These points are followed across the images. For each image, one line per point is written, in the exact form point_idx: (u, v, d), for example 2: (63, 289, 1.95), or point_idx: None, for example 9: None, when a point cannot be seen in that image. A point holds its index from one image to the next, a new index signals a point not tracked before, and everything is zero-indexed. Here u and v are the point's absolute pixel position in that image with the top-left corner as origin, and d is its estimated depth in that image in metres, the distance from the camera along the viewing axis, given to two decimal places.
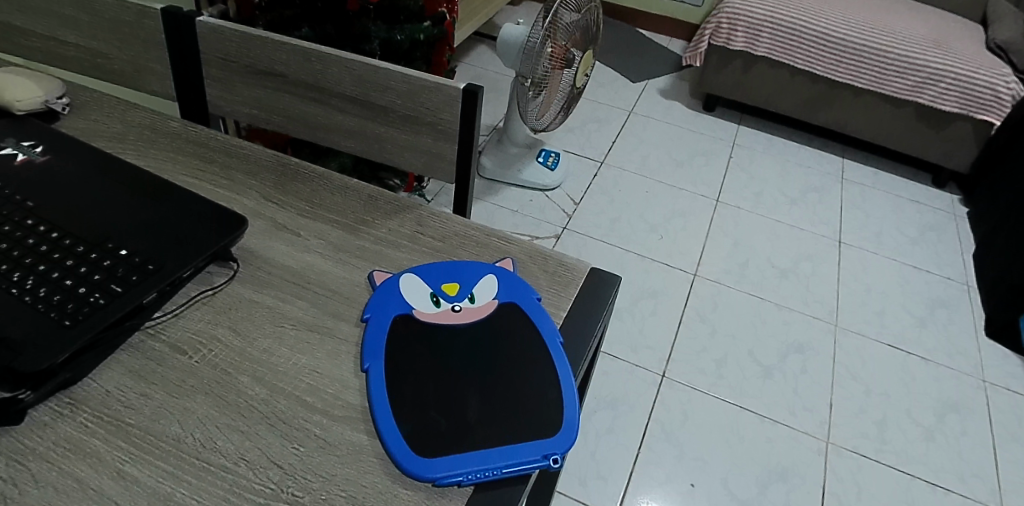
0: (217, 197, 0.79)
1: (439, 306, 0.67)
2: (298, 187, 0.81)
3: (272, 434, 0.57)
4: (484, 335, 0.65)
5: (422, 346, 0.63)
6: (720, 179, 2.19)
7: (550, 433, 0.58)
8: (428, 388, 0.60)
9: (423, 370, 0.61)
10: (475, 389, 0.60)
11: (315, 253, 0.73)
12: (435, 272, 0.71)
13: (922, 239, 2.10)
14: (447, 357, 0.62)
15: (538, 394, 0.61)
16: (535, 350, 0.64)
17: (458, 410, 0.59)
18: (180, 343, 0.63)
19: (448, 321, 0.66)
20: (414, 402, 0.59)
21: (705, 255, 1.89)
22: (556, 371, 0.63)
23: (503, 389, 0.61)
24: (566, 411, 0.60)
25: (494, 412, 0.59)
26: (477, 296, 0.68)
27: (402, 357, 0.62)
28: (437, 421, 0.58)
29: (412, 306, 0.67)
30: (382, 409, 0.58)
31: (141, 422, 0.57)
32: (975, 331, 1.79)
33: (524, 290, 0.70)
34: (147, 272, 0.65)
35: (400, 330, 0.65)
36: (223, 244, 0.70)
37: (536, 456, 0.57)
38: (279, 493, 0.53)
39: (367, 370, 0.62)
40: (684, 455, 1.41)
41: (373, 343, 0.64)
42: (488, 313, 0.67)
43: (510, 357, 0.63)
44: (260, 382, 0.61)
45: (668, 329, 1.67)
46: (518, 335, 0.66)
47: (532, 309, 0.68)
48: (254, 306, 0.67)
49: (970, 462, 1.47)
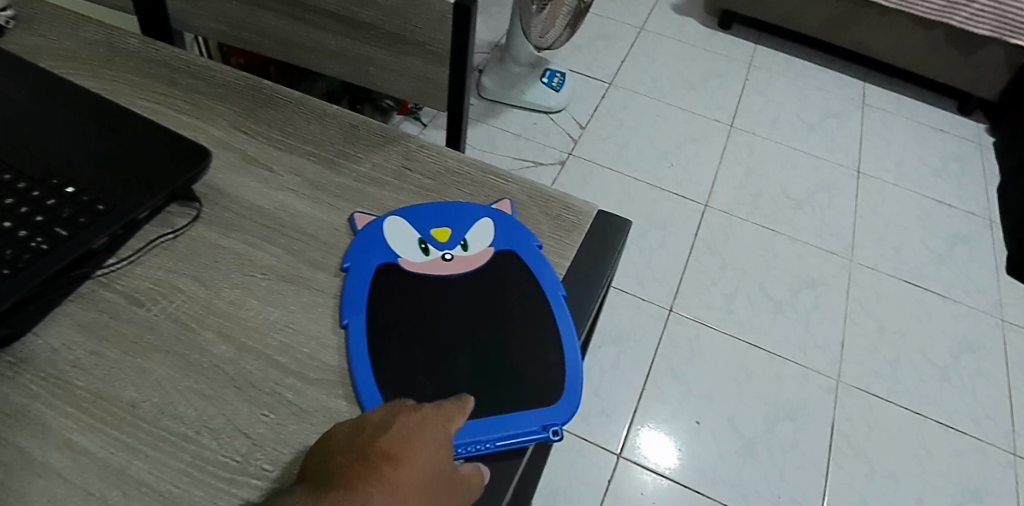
0: (180, 124, 0.70)
1: (428, 254, 0.60)
2: (271, 114, 0.72)
3: (239, 400, 0.51)
4: (480, 289, 0.58)
5: (408, 301, 0.57)
6: (735, 103, 2.07)
7: (550, 402, 0.53)
8: (414, 350, 0.54)
9: (406, 328, 0.55)
10: (466, 353, 0.54)
11: (290, 191, 0.65)
12: (425, 214, 0.63)
13: (945, 170, 2.00)
14: (437, 315, 0.56)
15: (538, 356, 0.55)
16: (535, 307, 0.58)
17: (447, 375, 0.53)
18: (137, 292, 0.57)
19: (438, 272, 0.59)
20: (397, 364, 0.53)
21: (717, 185, 1.79)
22: (557, 330, 0.57)
23: (498, 350, 0.55)
24: (568, 376, 0.54)
25: (485, 379, 0.53)
26: (470, 243, 0.61)
27: (386, 313, 0.56)
28: (424, 388, 0.52)
29: (397, 253, 0.60)
30: (362, 373, 0.53)
31: (92, 385, 0.51)
32: (996, 267, 1.72)
33: (525, 234, 0.62)
34: (98, 212, 0.58)
35: (385, 282, 0.58)
36: (184, 181, 0.62)
37: (534, 428, 0.51)
38: (246, 468, 0.48)
39: (346, 327, 0.55)
40: (691, 392, 1.37)
41: (353, 298, 0.57)
42: (484, 261, 0.60)
43: (507, 314, 0.57)
44: (226, 339, 0.55)
45: (677, 261, 1.60)
46: (517, 288, 0.59)
47: (532, 256, 0.61)
48: (221, 253, 0.60)
49: (984, 402, 1.43)
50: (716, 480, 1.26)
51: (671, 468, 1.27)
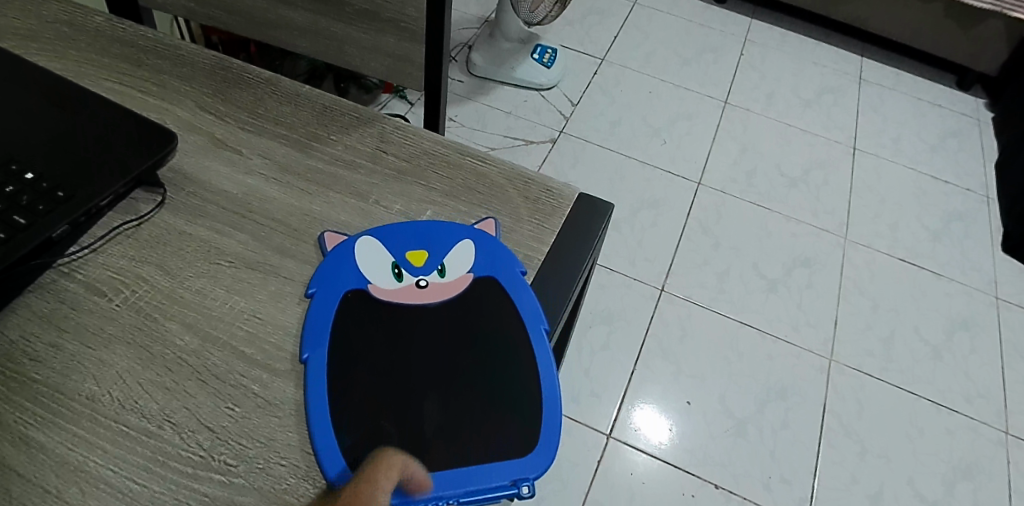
0: (146, 107, 0.68)
1: (401, 280, 0.57)
2: (240, 95, 0.70)
3: (203, 392, 0.50)
4: (455, 321, 0.55)
5: (377, 334, 0.54)
6: (730, 78, 2.03)
7: (523, 451, 0.50)
8: (381, 389, 0.51)
9: (374, 364, 0.52)
10: (435, 394, 0.51)
11: (258, 176, 0.63)
12: (400, 234, 0.60)
13: (942, 146, 1.97)
14: (407, 351, 0.53)
15: (514, 399, 0.53)
16: (512, 342, 0.55)
17: (415, 420, 0.50)
18: (98, 282, 0.55)
19: (412, 301, 0.56)
20: (361, 405, 0.50)
21: (711, 163, 1.76)
22: (536, 370, 0.54)
23: (471, 393, 0.52)
24: (544, 422, 0.52)
25: (454, 425, 0.50)
26: (448, 269, 0.58)
27: (353, 347, 0.53)
28: (387, 432, 0.49)
29: (368, 279, 0.57)
30: (320, 413, 0.49)
31: (50, 378, 0.49)
32: (992, 245, 1.71)
33: (507, 259, 0.59)
34: (56, 199, 0.55)
35: (353, 311, 0.55)
36: (149, 166, 0.60)
37: (504, 482, 0.49)
38: (209, 463, 0.47)
39: (307, 361, 0.52)
40: (682, 371, 1.37)
41: (316, 328, 0.54)
42: (461, 291, 0.57)
43: (481, 352, 0.54)
44: (191, 329, 0.53)
45: (668, 240, 1.58)
46: (494, 321, 0.56)
47: (514, 284, 0.58)
48: (186, 240, 0.58)
49: (977, 381, 1.43)
50: (706, 460, 1.26)
51: (661, 447, 1.26)
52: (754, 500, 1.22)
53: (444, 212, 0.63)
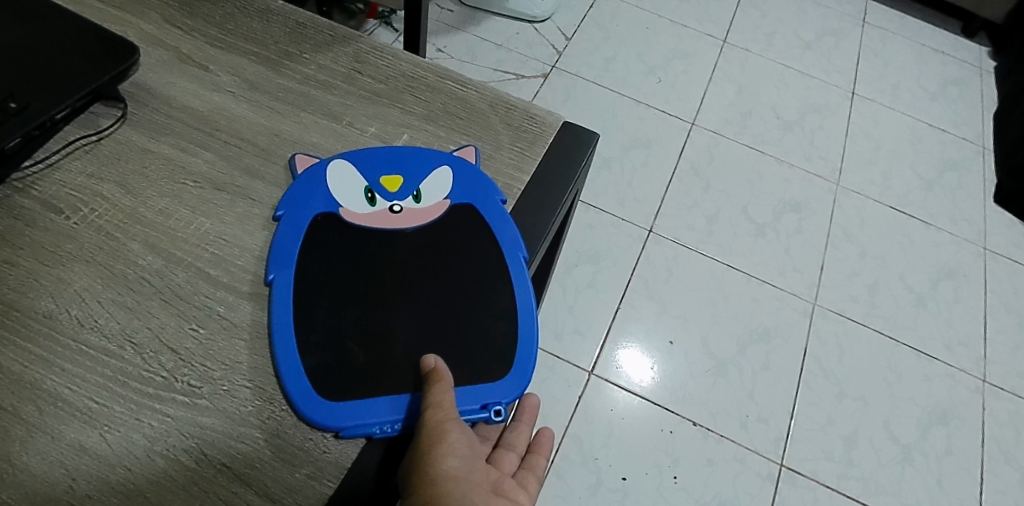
0: (106, 17, 0.64)
1: (374, 205, 0.55)
2: (207, 8, 0.66)
3: (166, 313, 0.49)
4: (430, 247, 0.54)
5: (346, 259, 0.52)
6: (730, 16, 1.97)
7: (495, 377, 0.50)
8: (348, 312, 0.50)
9: (341, 288, 0.51)
10: (406, 319, 0.50)
11: (227, 93, 0.60)
12: (375, 158, 0.57)
13: (942, 94, 1.93)
14: (378, 276, 0.51)
15: (489, 327, 0.52)
16: (490, 271, 0.54)
17: (382, 344, 0.49)
18: (55, 199, 0.52)
19: (385, 226, 0.54)
20: (327, 329, 0.49)
21: (706, 104, 1.72)
22: (513, 298, 0.53)
23: (443, 320, 0.51)
24: (519, 350, 0.51)
25: (424, 350, 0.49)
26: (424, 195, 0.56)
27: (321, 272, 0.51)
28: (353, 355, 0.48)
29: (339, 203, 0.54)
30: (283, 334, 0.48)
31: (6, 295, 0.48)
32: (984, 196, 1.69)
33: (488, 186, 0.57)
34: (7, 110, 0.52)
35: (323, 235, 0.53)
36: (108, 80, 0.57)
37: (475, 407, 0.49)
38: (172, 384, 0.46)
39: (272, 282, 0.50)
40: (666, 312, 1.37)
41: (282, 251, 0.51)
42: (437, 217, 0.55)
43: (456, 280, 0.53)
44: (154, 250, 0.51)
45: (659, 181, 1.55)
46: (472, 249, 0.54)
47: (493, 212, 0.56)
48: (150, 158, 0.56)
49: (959, 329, 1.44)
50: (686, 399, 1.27)
51: (639, 386, 1.27)
52: (730, 438, 1.24)
53: (421, 137, 0.61)
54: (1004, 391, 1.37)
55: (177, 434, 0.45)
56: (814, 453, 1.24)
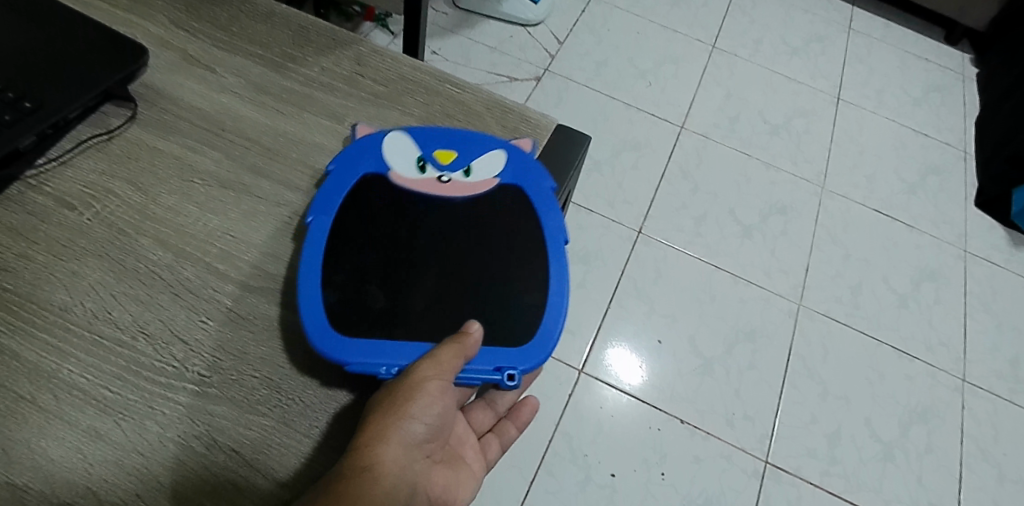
0: (115, 19, 0.66)
1: (424, 173, 0.58)
2: (212, 11, 0.68)
3: (176, 306, 0.51)
4: (467, 216, 0.56)
5: (383, 214, 0.55)
6: (719, 22, 2.00)
7: (514, 344, 0.53)
8: (379, 260, 0.53)
9: (375, 237, 0.54)
10: (434, 275, 0.53)
11: (232, 94, 0.62)
12: (432, 135, 0.60)
13: (925, 100, 1.98)
14: (410, 232, 0.54)
15: (518, 298, 0.54)
16: (527, 243, 0.56)
17: (406, 294, 0.52)
18: (68, 195, 0.54)
19: (430, 191, 0.57)
20: (356, 271, 0.52)
21: (695, 108, 1.75)
22: (547, 274, 0.55)
23: (469, 279, 0.53)
24: (545, 320, 0.54)
25: (444, 306, 0.52)
26: (474, 171, 0.59)
27: (357, 221, 0.54)
28: (374, 299, 0.51)
29: (389, 166, 0.58)
30: (311, 271, 0.52)
31: (22, 288, 0.50)
32: (965, 199, 1.74)
33: (543, 174, 0.60)
34: (23, 109, 0.54)
35: (368, 191, 0.56)
36: (119, 80, 0.59)
37: (489, 368, 0.52)
38: (183, 373, 0.48)
39: (310, 222, 0.54)
40: (654, 312, 1.40)
41: (325, 197, 0.55)
42: (484, 191, 0.58)
43: (489, 248, 0.55)
44: (165, 245, 0.53)
45: (648, 184, 1.58)
46: (509, 226, 0.57)
47: (541, 200, 0.58)
48: (160, 157, 0.58)
49: (939, 330, 1.47)
50: (674, 397, 1.30)
51: (632, 385, 1.30)
52: (717, 435, 1.27)
53: None
54: (983, 390, 1.41)
55: (189, 421, 0.47)
56: (798, 450, 1.28)
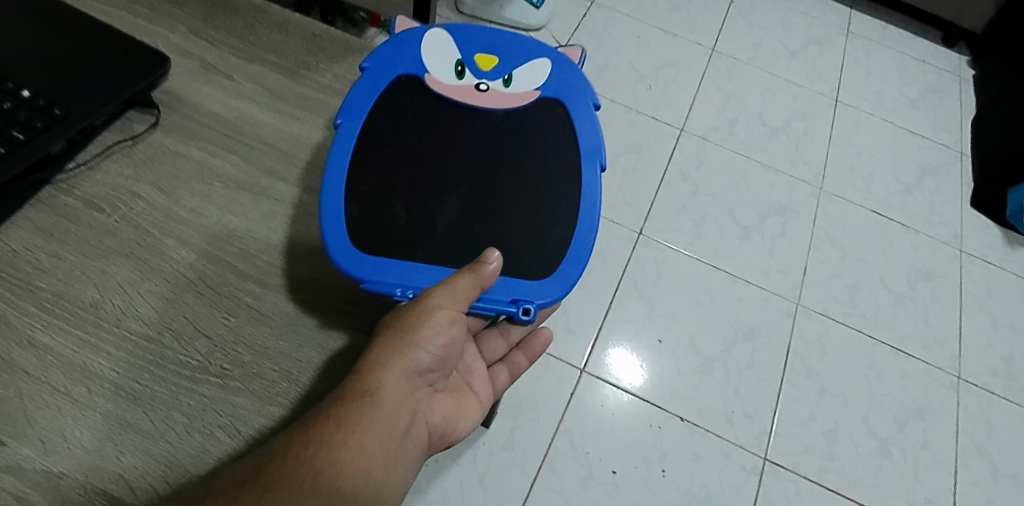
0: (136, 29, 0.68)
1: (462, 79, 0.66)
2: (229, 19, 0.70)
3: (199, 303, 0.53)
4: (490, 129, 0.64)
5: (414, 122, 0.63)
6: (718, 25, 2.03)
7: (533, 277, 0.59)
8: (408, 173, 0.60)
9: (404, 148, 0.61)
10: (458, 196, 0.60)
11: (249, 100, 0.65)
12: (475, 44, 0.68)
13: (922, 102, 2.00)
14: (438, 141, 0.62)
15: (543, 225, 0.61)
16: (554, 164, 0.64)
17: (431, 212, 0.59)
18: (96, 198, 0.57)
19: (464, 99, 0.65)
20: (383, 183, 0.59)
21: (694, 111, 1.78)
22: (570, 202, 0.62)
23: (487, 205, 0.60)
24: (570, 248, 0.61)
25: (466, 225, 0.59)
26: (512, 81, 0.66)
27: (388, 129, 0.62)
28: (398, 215, 0.58)
29: (426, 69, 0.65)
30: (334, 184, 0.58)
31: (54, 286, 0.52)
32: (961, 200, 1.76)
33: (579, 93, 0.67)
34: (53, 117, 0.57)
35: (401, 89, 0.64)
36: (142, 88, 0.61)
37: (506, 301, 0.58)
38: (207, 367, 0.51)
39: (339, 126, 0.60)
40: (654, 312, 1.42)
41: (357, 99, 0.62)
42: (520, 102, 0.66)
43: (508, 160, 0.62)
44: (188, 245, 0.56)
45: (649, 185, 1.61)
46: (530, 141, 0.64)
47: (577, 115, 0.66)
48: (181, 161, 0.60)
49: (935, 328, 1.50)
50: (674, 395, 1.32)
51: (634, 383, 1.33)
52: (717, 433, 1.29)
53: None
54: (978, 387, 1.43)
55: (213, 413, 0.49)
56: (796, 446, 1.30)
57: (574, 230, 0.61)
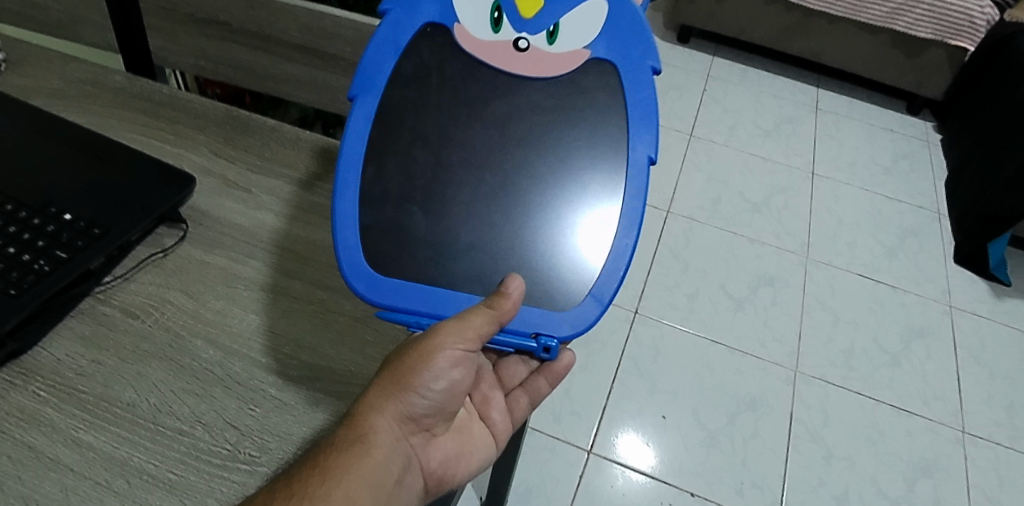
0: (165, 154, 0.77)
1: (498, 32, 0.60)
2: (248, 140, 0.79)
3: (228, 397, 0.58)
4: (518, 105, 0.61)
5: (441, 95, 0.61)
6: (694, 112, 2.16)
7: (558, 308, 0.60)
8: (429, 167, 0.60)
9: (427, 133, 0.61)
10: (483, 197, 0.61)
11: (268, 211, 0.72)
12: None
13: (895, 168, 2.11)
14: (463, 127, 0.61)
15: (575, 240, 0.61)
16: (592, 153, 0.62)
17: (457, 221, 0.61)
18: (131, 306, 0.63)
19: (497, 64, 0.61)
20: (398, 185, 0.60)
21: (678, 192, 1.87)
22: (607, 197, 0.61)
23: (512, 204, 0.62)
24: (602, 262, 0.60)
25: (489, 232, 0.61)
26: (557, 35, 0.60)
27: (410, 110, 0.60)
28: (416, 223, 0.60)
29: (456, 18, 0.60)
30: (347, 182, 0.57)
31: (94, 389, 0.57)
32: (944, 257, 1.82)
33: (638, 52, 0.59)
34: (93, 236, 0.64)
35: (427, 45, 0.60)
36: (171, 205, 0.68)
37: (528, 335, 0.59)
38: (235, 455, 0.54)
39: (352, 101, 0.58)
40: (656, 388, 1.45)
41: (374, 66, 0.58)
42: (562, 69, 0.61)
43: (534, 151, 0.62)
44: (215, 344, 0.61)
45: (640, 266, 1.68)
46: (564, 123, 0.62)
47: (634, 84, 0.60)
48: (208, 268, 0.67)
49: (935, 384, 1.52)
50: (683, 471, 1.33)
51: (649, 466, 1.34)
52: None
53: None
54: (984, 440, 1.44)
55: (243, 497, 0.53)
56: None
57: (604, 243, 0.60)
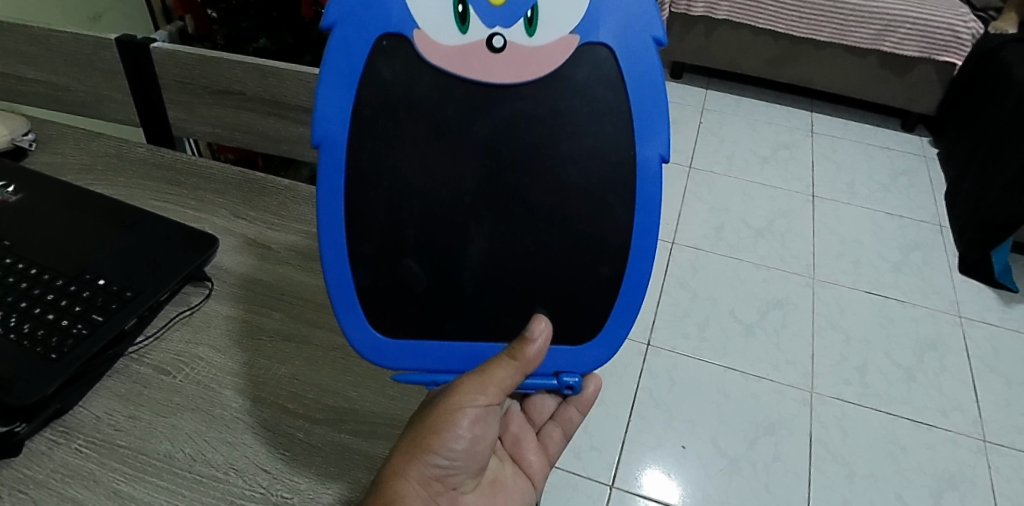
0: (187, 218, 0.81)
1: (466, 32, 0.52)
2: (265, 201, 0.84)
3: (259, 442, 0.61)
4: (507, 117, 0.54)
5: (414, 120, 0.53)
6: (691, 145, 2.21)
7: (578, 342, 0.59)
8: (417, 209, 0.55)
9: (410, 169, 0.54)
10: (485, 231, 0.56)
11: (287, 264, 0.76)
12: None
13: (894, 186, 2.13)
14: (448, 153, 0.54)
15: (590, 268, 0.57)
16: (598, 164, 0.55)
17: (459, 260, 0.56)
18: (164, 363, 0.67)
19: (472, 71, 0.53)
20: (385, 238, 0.56)
21: (681, 224, 1.91)
22: (620, 209, 0.55)
23: (518, 235, 0.56)
24: (620, 288, 0.57)
25: (497, 273, 0.57)
26: (535, 24, 0.52)
27: (383, 146, 0.54)
28: (416, 276, 0.57)
29: (414, 25, 0.52)
30: (338, 252, 0.55)
31: (132, 443, 0.60)
32: (950, 269, 1.84)
33: (631, 30, 0.52)
34: (125, 298, 0.68)
35: (389, 62, 0.52)
36: (197, 265, 0.73)
37: (548, 375, 0.60)
38: (269, 497, 0.57)
39: (319, 150, 0.53)
40: (674, 419, 1.46)
41: (334, 110, 0.52)
42: (547, 68, 0.53)
43: (533, 168, 0.55)
44: (243, 393, 0.65)
45: (648, 298, 1.70)
46: (561, 131, 0.54)
47: (633, 76, 0.53)
48: (232, 322, 0.70)
49: (951, 395, 1.52)
50: (706, 500, 1.33)
51: (674, 498, 1.33)
52: None
53: None
54: (1006, 447, 1.43)
55: None
56: None
57: (620, 267, 0.57)
